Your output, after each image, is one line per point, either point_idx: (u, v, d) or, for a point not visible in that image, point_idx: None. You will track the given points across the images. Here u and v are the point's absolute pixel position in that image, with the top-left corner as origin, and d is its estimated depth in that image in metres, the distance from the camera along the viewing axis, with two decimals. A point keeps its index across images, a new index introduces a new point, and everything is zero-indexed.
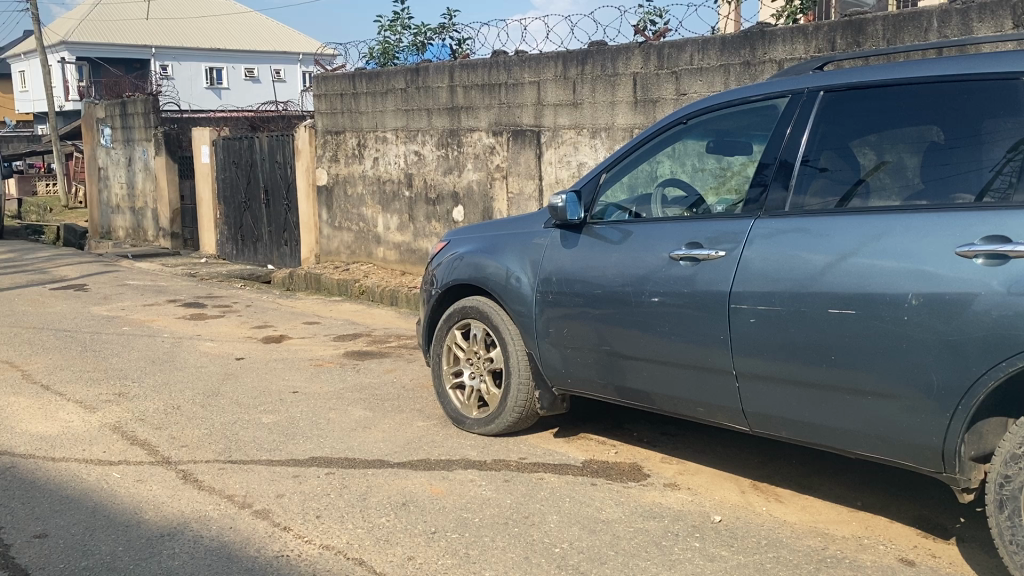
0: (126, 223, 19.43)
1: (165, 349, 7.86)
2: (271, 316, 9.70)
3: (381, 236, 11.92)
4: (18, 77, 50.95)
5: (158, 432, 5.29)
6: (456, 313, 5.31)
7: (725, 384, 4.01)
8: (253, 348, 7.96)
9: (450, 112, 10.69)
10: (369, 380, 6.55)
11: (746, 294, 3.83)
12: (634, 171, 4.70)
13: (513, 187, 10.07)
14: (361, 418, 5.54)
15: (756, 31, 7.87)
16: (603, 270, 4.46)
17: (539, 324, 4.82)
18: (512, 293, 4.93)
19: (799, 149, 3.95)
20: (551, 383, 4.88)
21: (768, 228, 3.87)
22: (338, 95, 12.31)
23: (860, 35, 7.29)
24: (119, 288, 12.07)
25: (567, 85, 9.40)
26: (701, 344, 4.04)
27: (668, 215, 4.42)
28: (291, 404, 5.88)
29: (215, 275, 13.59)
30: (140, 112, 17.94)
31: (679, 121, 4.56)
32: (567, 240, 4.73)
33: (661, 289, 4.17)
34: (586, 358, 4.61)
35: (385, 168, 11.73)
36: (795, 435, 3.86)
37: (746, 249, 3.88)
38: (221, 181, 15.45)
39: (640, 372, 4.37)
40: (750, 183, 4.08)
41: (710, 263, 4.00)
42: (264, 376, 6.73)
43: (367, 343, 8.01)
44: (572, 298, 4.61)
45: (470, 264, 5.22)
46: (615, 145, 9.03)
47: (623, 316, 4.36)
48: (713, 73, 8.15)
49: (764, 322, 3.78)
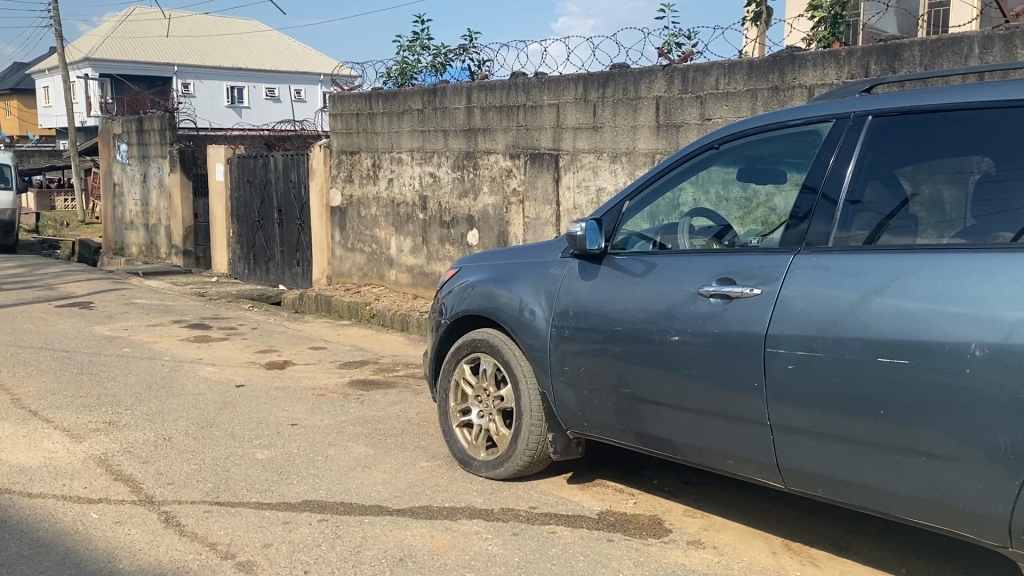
0: (139, 240, 19.26)
1: (164, 373, 7.55)
2: (277, 340, 9.38)
3: (394, 258, 11.62)
4: (41, 95, 51.52)
5: (145, 467, 4.95)
6: (464, 345, 4.97)
7: (759, 436, 3.64)
8: (255, 374, 7.64)
9: (467, 133, 10.40)
10: (373, 413, 6.21)
11: (784, 337, 3.46)
12: (658, 199, 4.37)
13: (530, 213, 9.76)
14: (361, 455, 5.19)
15: (785, 55, 7.54)
16: (624, 305, 4.12)
17: (554, 360, 4.46)
18: (525, 326, 4.59)
19: (843, 179, 3.58)
20: (565, 426, 4.51)
21: (808, 264, 3.50)
22: (354, 115, 12.07)
23: (895, 60, 6.95)
24: (126, 307, 11.81)
25: (587, 109, 9.09)
26: (732, 390, 3.68)
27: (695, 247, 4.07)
28: (288, 438, 5.53)
29: (225, 295, 13.32)
30: (156, 129, 17.82)
31: (710, 145, 4.21)
32: (586, 271, 4.39)
33: (688, 329, 3.81)
34: (605, 400, 4.26)
35: (400, 189, 11.46)
36: (835, 496, 3.49)
37: (784, 286, 3.52)
38: (234, 200, 15.24)
39: (665, 420, 4.01)
40: (790, 215, 3.71)
41: (743, 300, 3.64)
42: (264, 405, 6.40)
43: (373, 372, 7.68)
44: (589, 335, 4.26)
45: (482, 294, 4.88)
46: (636, 171, 8.71)
47: (645, 355, 4.01)
48: (740, 99, 7.83)
49: (804, 368, 3.41)
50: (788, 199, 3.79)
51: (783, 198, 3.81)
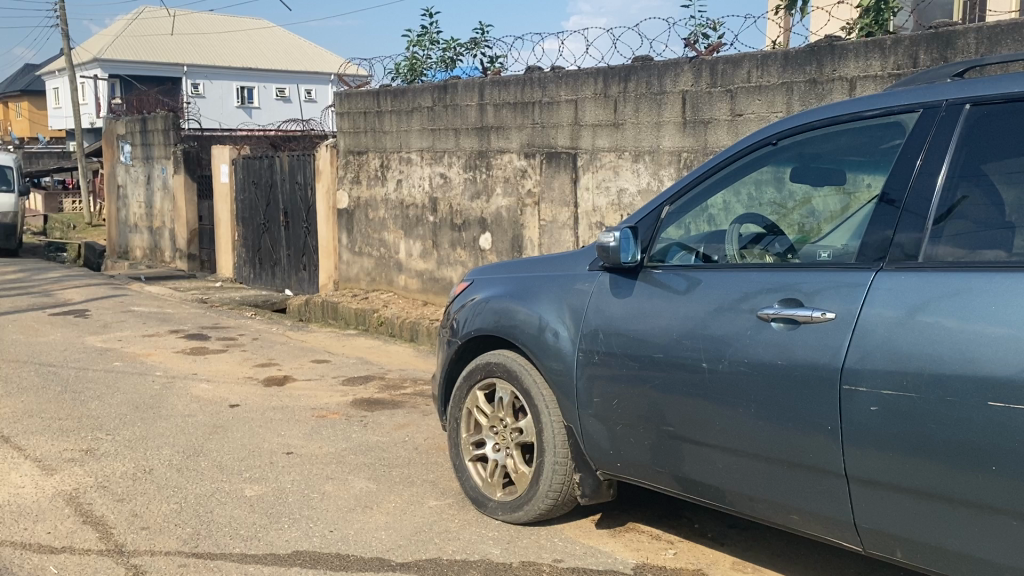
0: (143, 243, 18.77)
1: (154, 391, 7.00)
2: (278, 353, 8.82)
3: (403, 263, 11.06)
4: (51, 95, 51.26)
5: (118, 507, 4.39)
6: (478, 370, 4.40)
7: (832, 488, 3.04)
8: (252, 391, 7.08)
9: (479, 132, 9.83)
10: (377, 439, 5.64)
11: (865, 372, 2.87)
12: (703, 203, 3.76)
13: (546, 215, 9.18)
14: (363, 492, 4.63)
15: (824, 45, 6.92)
16: (665, 327, 3.53)
17: (581, 388, 3.88)
18: (546, 348, 4.02)
19: (933, 185, 2.95)
20: (595, 465, 3.93)
21: (894, 283, 2.90)
22: (361, 114, 11.51)
23: (948, 49, 6.33)
24: (123, 315, 11.27)
25: (607, 104, 8.50)
26: (798, 431, 3.09)
27: (751, 262, 3.47)
28: (283, 470, 4.98)
29: (228, 301, 12.77)
30: (160, 130, 17.30)
31: (765, 142, 3.58)
32: (618, 287, 3.80)
33: (743, 359, 3.23)
34: (640, 438, 3.68)
35: (409, 191, 10.89)
36: (923, 564, 2.88)
37: (865, 307, 2.92)
38: (239, 202, 14.71)
39: (715, 464, 3.42)
40: (865, 227, 3.11)
41: (812, 326, 3.05)
42: (258, 430, 5.84)
43: (379, 390, 7.10)
44: (624, 362, 3.68)
45: (498, 311, 4.31)
46: (660, 170, 8.12)
47: (690, 387, 3.42)
48: (774, 92, 7.23)
49: (890, 409, 2.81)
50: (828, 201, 3.36)
51: (824, 200, 3.38)
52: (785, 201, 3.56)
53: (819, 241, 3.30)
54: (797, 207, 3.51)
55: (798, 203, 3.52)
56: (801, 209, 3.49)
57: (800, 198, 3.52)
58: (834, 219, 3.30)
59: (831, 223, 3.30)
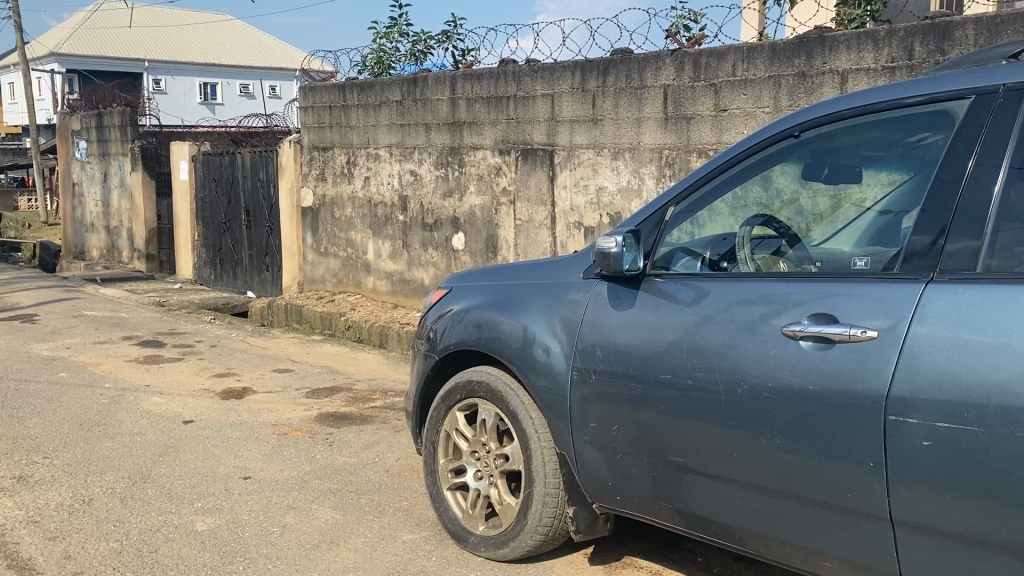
0: (99, 243, 18.01)
1: (101, 405, 6.45)
2: (238, 361, 8.29)
3: (371, 264, 10.57)
4: (7, 91, 49.83)
5: (50, 547, 3.89)
6: (457, 389, 3.96)
7: (873, 534, 2.63)
8: (209, 405, 6.56)
9: (451, 127, 9.36)
10: (345, 459, 5.18)
11: (916, 400, 2.46)
12: (713, 203, 3.31)
13: (522, 214, 8.75)
14: (328, 525, 4.17)
15: (813, 36, 6.55)
16: (672, 344, 3.11)
17: (576, 411, 3.44)
18: (535, 365, 3.58)
19: (993, 183, 2.54)
20: (591, 498, 3.50)
21: (947, 296, 2.50)
22: (327, 107, 10.97)
23: (945, 41, 5.96)
24: (73, 320, 10.64)
25: (585, 99, 8.08)
26: (833, 464, 2.68)
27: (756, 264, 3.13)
28: (239, 498, 4.51)
29: (186, 304, 12.17)
30: (116, 125, 16.57)
31: (786, 133, 3.13)
32: (617, 297, 3.37)
33: (767, 383, 2.81)
34: (644, 468, 3.25)
35: (377, 189, 10.39)
36: None
37: (914, 325, 2.51)
38: (199, 201, 14.09)
39: (731, 501, 3.00)
40: (876, 234, 2.85)
41: (850, 346, 2.63)
42: (213, 450, 5.34)
43: (346, 402, 6.62)
44: (625, 383, 3.25)
45: (480, 323, 3.87)
46: (641, 167, 7.71)
47: (703, 411, 3.00)
48: (761, 86, 6.84)
49: (945, 445, 2.42)
50: (818, 202, 3.11)
51: (812, 199, 3.14)
52: (770, 200, 3.22)
53: (811, 245, 3.06)
54: (783, 207, 3.19)
55: (785, 203, 3.19)
56: (785, 211, 3.19)
57: (788, 198, 3.18)
58: (823, 221, 3.06)
59: (819, 224, 3.07)
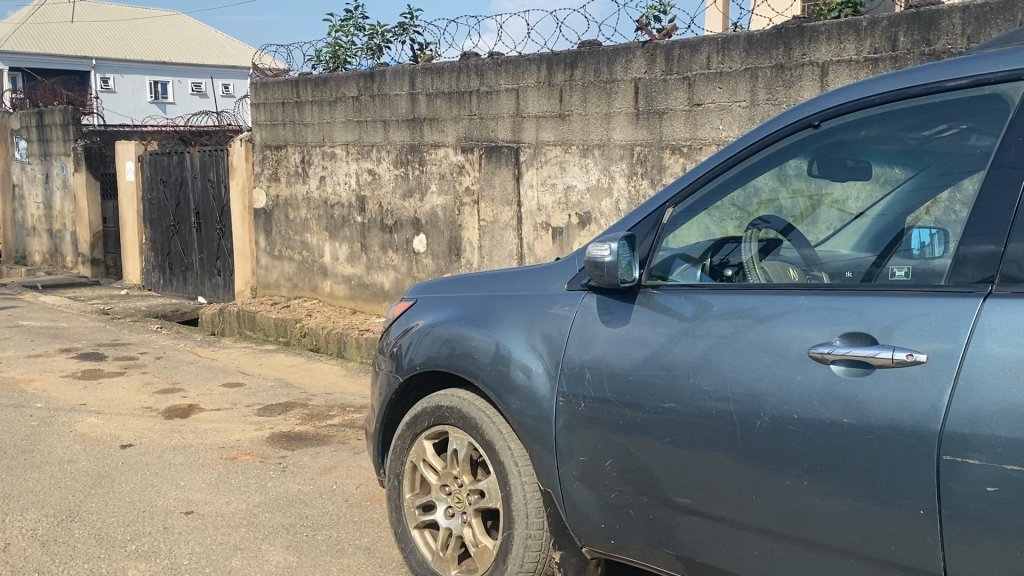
0: (42, 247, 17.16)
1: (30, 429, 5.87)
2: (184, 375, 7.72)
3: (328, 267, 10.05)
4: None
5: None
6: (425, 415, 3.52)
7: None
8: (151, 426, 6.01)
9: (411, 124, 8.89)
10: (299, 487, 4.70)
11: (980, 437, 2.07)
12: (728, 198, 2.89)
13: (486, 214, 8.31)
14: (279, 569, 3.70)
15: (791, 26, 6.18)
16: (676, 366, 2.69)
17: (563, 441, 3.01)
18: (515, 390, 3.14)
19: None
20: (580, 541, 3.07)
21: (1012, 313, 2.11)
22: (279, 104, 10.41)
23: (931, 31, 5.59)
24: (7, 331, 9.95)
25: (552, 94, 7.65)
26: (874, 509, 2.28)
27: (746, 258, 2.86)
28: (180, 538, 4.01)
29: (132, 312, 11.52)
30: (58, 124, 15.76)
31: (805, 123, 2.71)
32: (608, 312, 2.96)
33: (792, 415, 2.41)
34: (642, 510, 2.83)
35: (333, 188, 9.87)
36: None
37: (974, 347, 2.13)
38: (146, 202, 13.42)
39: (748, 551, 2.57)
40: (876, 237, 2.59)
41: (895, 372, 2.24)
42: (153, 480, 4.82)
43: (302, 420, 6.12)
44: (621, 410, 2.82)
45: (451, 340, 3.41)
46: (612, 165, 7.30)
47: (715, 444, 2.58)
48: (738, 80, 6.46)
49: (1015, 491, 2.02)
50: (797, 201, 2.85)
51: (791, 198, 2.85)
52: (748, 200, 2.90)
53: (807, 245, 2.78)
54: (761, 207, 2.91)
55: (762, 202, 2.91)
56: (762, 210, 2.92)
57: (766, 197, 2.88)
58: (806, 221, 2.82)
59: (801, 223, 2.83)
